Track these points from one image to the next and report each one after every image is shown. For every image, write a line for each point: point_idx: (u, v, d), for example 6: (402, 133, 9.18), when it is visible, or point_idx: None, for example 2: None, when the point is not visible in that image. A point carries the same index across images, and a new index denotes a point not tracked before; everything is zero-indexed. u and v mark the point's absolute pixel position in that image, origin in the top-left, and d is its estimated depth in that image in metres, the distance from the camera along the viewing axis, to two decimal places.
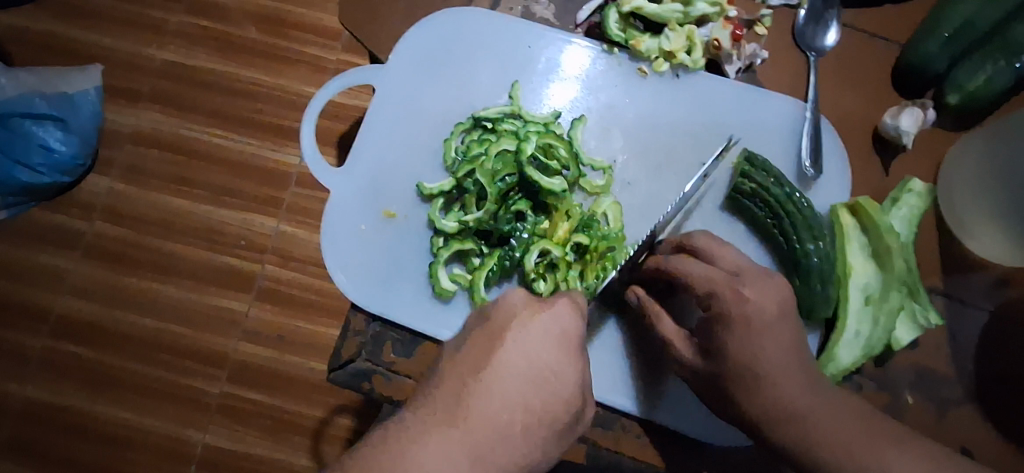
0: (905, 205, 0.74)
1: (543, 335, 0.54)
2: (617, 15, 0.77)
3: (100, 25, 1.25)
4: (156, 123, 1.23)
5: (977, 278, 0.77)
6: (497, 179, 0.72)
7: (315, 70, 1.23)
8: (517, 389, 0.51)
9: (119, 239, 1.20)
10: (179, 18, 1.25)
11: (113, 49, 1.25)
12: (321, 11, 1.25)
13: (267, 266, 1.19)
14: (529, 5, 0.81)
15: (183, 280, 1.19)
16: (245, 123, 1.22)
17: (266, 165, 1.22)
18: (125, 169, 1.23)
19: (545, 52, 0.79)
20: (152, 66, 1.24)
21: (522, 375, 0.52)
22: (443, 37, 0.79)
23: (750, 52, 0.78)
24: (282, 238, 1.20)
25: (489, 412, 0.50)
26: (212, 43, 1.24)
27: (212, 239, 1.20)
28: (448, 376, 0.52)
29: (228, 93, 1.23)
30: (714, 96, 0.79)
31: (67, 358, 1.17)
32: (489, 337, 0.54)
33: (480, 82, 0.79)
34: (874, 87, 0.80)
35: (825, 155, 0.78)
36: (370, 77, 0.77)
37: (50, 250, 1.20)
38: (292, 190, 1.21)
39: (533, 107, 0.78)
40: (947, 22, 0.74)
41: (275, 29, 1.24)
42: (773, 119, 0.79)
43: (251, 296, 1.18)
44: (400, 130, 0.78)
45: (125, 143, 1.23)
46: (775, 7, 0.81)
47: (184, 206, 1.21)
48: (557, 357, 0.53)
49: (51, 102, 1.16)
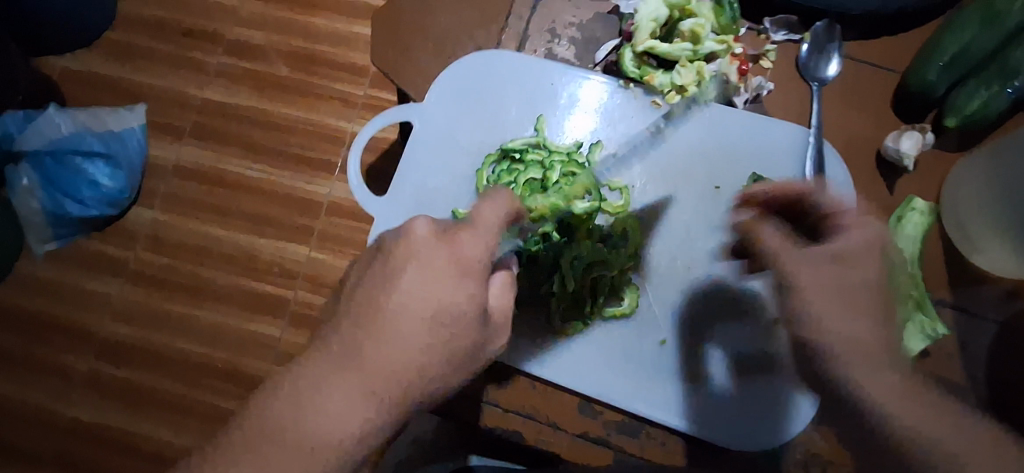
0: (910, 223, 0.78)
1: (426, 268, 0.53)
2: (633, 55, 0.84)
3: (146, 69, 1.37)
4: (193, 157, 1.34)
5: (986, 289, 0.80)
6: None
7: (345, 104, 1.33)
8: (407, 318, 0.52)
9: (162, 267, 1.30)
10: (219, 59, 1.37)
11: (157, 90, 1.36)
12: (350, 50, 1.35)
13: (300, 292, 1.27)
14: (552, 46, 0.88)
15: (221, 305, 1.28)
16: (276, 155, 1.32)
17: (297, 195, 1.30)
18: (166, 201, 1.32)
19: (566, 88, 0.85)
20: (194, 105, 1.35)
21: (410, 305, 0.52)
22: (472, 76, 0.86)
23: (756, 84, 0.85)
24: (314, 265, 1.28)
25: (381, 346, 0.51)
26: (248, 83, 1.35)
27: (248, 267, 1.29)
28: (343, 321, 0.53)
29: (262, 127, 1.34)
30: (724, 124, 0.84)
31: (110, 379, 1.25)
32: (381, 277, 0.53)
33: (507, 116, 0.86)
34: (875, 111, 0.86)
35: (830, 176, 0.82)
36: (406, 114, 0.84)
37: (97, 279, 1.29)
38: (324, 219, 1.29)
39: (557, 139, 0.85)
40: (945, 51, 0.80)
41: (307, 68, 1.35)
42: (781, 145, 0.84)
43: (283, 320, 1.26)
44: (435, 161, 0.85)
45: (168, 177, 1.33)
46: (779, 41, 0.88)
47: (222, 236, 1.30)
48: (442, 288, 0.52)
49: (100, 139, 1.27)
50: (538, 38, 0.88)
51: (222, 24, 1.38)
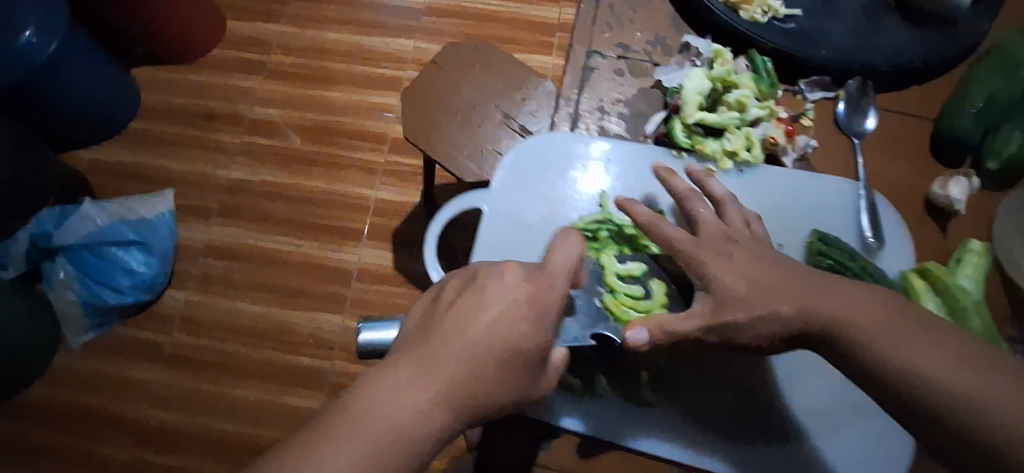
0: (969, 264, 0.80)
1: (521, 285, 0.43)
2: (682, 126, 0.89)
3: (169, 154, 1.33)
4: (225, 236, 1.26)
5: None
6: None
7: (359, 167, 1.32)
8: (479, 348, 0.41)
9: (208, 350, 1.18)
10: (240, 139, 1.34)
11: (182, 175, 1.31)
12: (369, 118, 1.35)
13: (337, 362, 1.17)
14: (604, 123, 0.94)
15: (250, 378, 1.17)
16: (269, 212, 1.28)
17: (332, 265, 1.24)
18: (198, 281, 1.23)
19: (623, 164, 0.89)
20: (215, 185, 1.30)
21: (487, 334, 0.41)
22: (533, 160, 0.90)
23: (802, 144, 0.90)
24: (348, 333, 1.19)
25: (443, 374, 0.40)
26: (273, 159, 1.32)
27: (283, 340, 1.19)
28: (428, 320, 0.43)
29: (277, 199, 1.29)
30: (778, 185, 0.88)
31: (160, 431, 1.13)
32: (471, 282, 0.44)
33: (570, 195, 0.89)
34: (915, 159, 0.90)
35: (886, 226, 0.86)
36: (475, 201, 0.87)
37: (131, 364, 1.17)
38: (354, 286, 1.23)
39: (619, 212, 0.88)
40: (974, 99, 0.86)
41: (322, 139, 1.34)
42: (834, 200, 0.87)
43: (321, 393, 1.15)
44: (506, 244, 0.86)
45: (199, 256, 1.25)
46: (816, 100, 0.93)
47: (253, 310, 1.21)
48: (524, 312, 0.42)
49: (133, 227, 1.17)
50: (588, 116, 0.94)
51: (245, 106, 1.36)
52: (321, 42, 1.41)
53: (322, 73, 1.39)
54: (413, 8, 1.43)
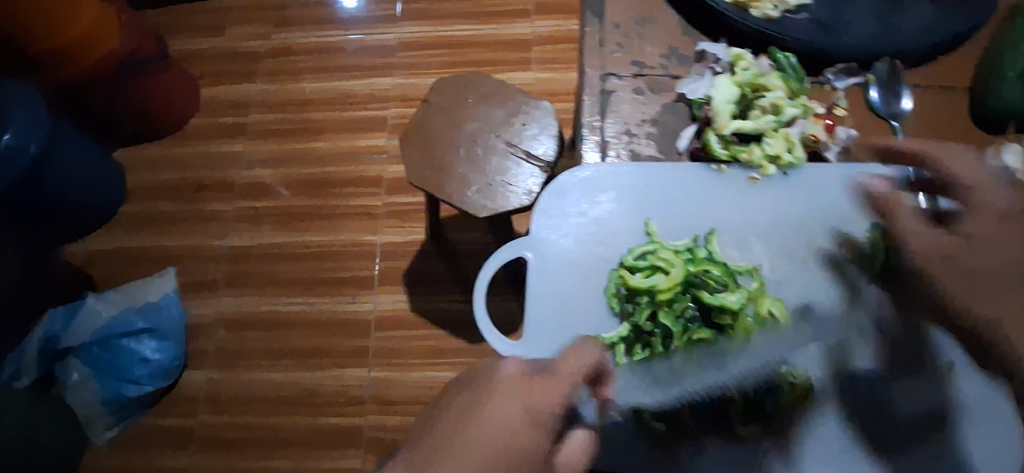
0: None
1: (546, 378, 0.46)
2: (718, 138, 0.86)
3: (162, 230, 1.25)
4: (242, 307, 1.18)
5: None
6: (679, 318, 0.70)
7: (363, 214, 1.23)
8: (505, 422, 0.43)
9: (231, 428, 1.10)
10: (232, 204, 1.26)
11: (180, 251, 1.23)
12: (363, 163, 1.28)
13: (373, 417, 1.10)
14: (634, 146, 0.90)
15: (292, 452, 1.09)
16: (285, 276, 1.20)
17: (345, 317, 1.17)
18: (215, 356, 1.15)
19: (664, 187, 0.85)
20: (219, 254, 1.22)
21: (511, 411, 0.44)
22: (570, 196, 0.85)
23: (844, 136, 0.86)
24: (379, 385, 1.12)
25: (471, 447, 0.42)
26: (270, 218, 1.24)
27: (312, 403, 1.11)
28: (460, 394, 0.47)
29: (296, 260, 1.21)
30: (828, 182, 0.83)
31: None
32: (502, 373, 0.46)
33: (614, 227, 0.84)
34: (958, 131, 0.88)
35: (947, 209, 0.82)
36: (519, 250, 0.83)
37: (164, 456, 1.09)
38: (375, 336, 1.15)
39: (669, 237, 0.83)
40: (1010, 66, 0.85)
41: (316, 191, 1.26)
42: (889, 189, 0.83)
43: (362, 450, 1.08)
44: (558, 290, 0.81)
45: (215, 332, 1.17)
46: (846, 87, 0.90)
47: (276, 380, 1.13)
48: (544, 405, 0.45)
49: (143, 315, 1.09)
50: (617, 142, 0.90)
51: (233, 171, 1.29)
52: (301, 93, 1.33)
53: (306, 125, 1.32)
54: (389, 44, 1.36)
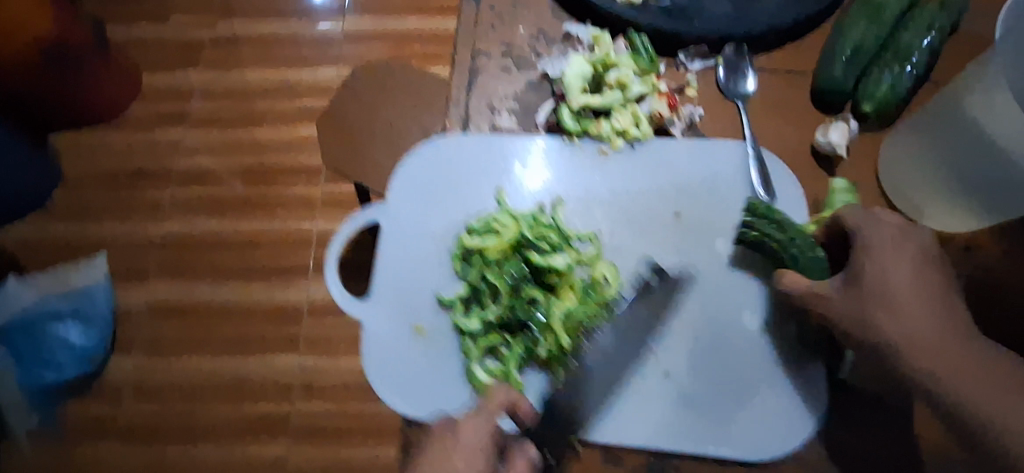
0: (841, 206, 0.82)
1: (485, 422, 0.68)
2: (569, 112, 0.90)
3: (100, 219, 1.31)
4: (171, 295, 1.27)
5: (942, 249, 0.84)
6: (505, 276, 0.80)
7: (302, 203, 1.31)
8: (443, 450, 0.66)
9: (155, 414, 1.20)
10: (171, 193, 1.33)
11: (116, 239, 1.30)
12: (301, 152, 1.35)
13: (300, 402, 1.19)
14: (495, 120, 0.93)
15: (218, 438, 1.18)
16: (227, 263, 1.28)
17: (278, 306, 1.25)
18: (147, 346, 1.24)
19: (518, 156, 0.89)
20: (155, 244, 1.30)
21: (449, 444, 0.67)
22: (427, 164, 0.89)
23: (688, 112, 0.92)
24: (309, 371, 1.21)
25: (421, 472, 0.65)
26: (206, 208, 1.32)
27: (241, 391, 1.21)
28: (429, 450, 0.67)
29: (230, 250, 1.29)
30: (670, 156, 0.89)
31: None
32: (453, 429, 0.67)
33: (467, 195, 0.88)
34: (799, 112, 0.92)
35: (778, 182, 0.87)
36: (372, 215, 0.86)
37: (91, 443, 1.19)
38: (306, 324, 1.24)
39: (519, 205, 0.87)
40: (843, 48, 0.89)
41: (260, 181, 1.33)
42: (726, 163, 0.88)
43: (289, 436, 1.18)
44: (408, 253, 0.85)
45: (143, 322, 1.25)
46: (699, 70, 0.95)
47: (210, 364, 1.22)
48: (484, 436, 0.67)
49: (66, 299, 1.18)
50: (479, 116, 0.94)
51: (171, 160, 1.35)
52: (245, 83, 1.38)
53: (248, 116, 1.37)
54: (333, 36, 1.41)
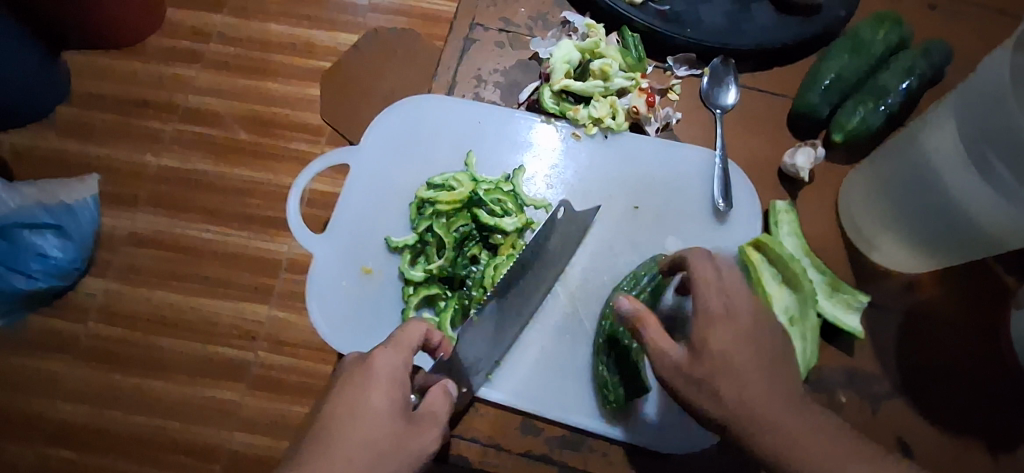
0: (784, 225, 0.86)
1: (385, 375, 0.59)
2: (550, 93, 0.92)
3: (98, 140, 1.34)
4: (152, 224, 1.29)
5: (887, 282, 0.86)
6: (453, 229, 0.81)
7: (298, 160, 1.32)
8: (353, 391, 0.58)
9: (115, 338, 1.22)
10: (173, 126, 1.35)
11: (109, 161, 1.32)
12: (307, 110, 1.35)
13: (261, 353, 1.21)
14: (479, 91, 0.96)
15: (175, 375, 1.20)
16: (213, 206, 1.29)
17: (254, 254, 1.27)
18: (120, 270, 1.26)
19: (493, 126, 0.92)
20: (148, 173, 1.32)
21: (358, 383, 0.59)
22: (406, 120, 0.92)
23: (664, 114, 0.94)
24: (277, 324, 1.22)
25: (333, 416, 0.57)
26: (205, 148, 1.33)
27: (209, 333, 1.21)
28: (322, 415, 0.58)
29: (219, 191, 1.30)
30: (638, 151, 0.91)
31: (77, 426, 1.17)
32: (352, 381, 0.59)
33: (438, 155, 0.91)
34: (773, 133, 0.95)
35: (737, 192, 0.89)
36: (343, 157, 0.89)
37: (47, 357, 1.21)
38: (282, 276, 1.25)
39: (486, 172, 0.90)
40: (823, 75, 0.91)
41: (261, 129, 1.35)
42: (692, 167, 0.91)
43: (244, 385, 1.19)
44: (370, 198, 0.87)
45: (122, 245, 1.27)
46: (684, 76, 0.97)
47: (179, 300, 1.23)
48: (385, 399, 0.58)
49: (50, 211, 1.23)
50: (465, 84, 0.96)
51: (180, 96, 1.37)
52: (264, 35, 1.40)
53: (259, 65, 1.39)
54: (358, 5, 1.42)
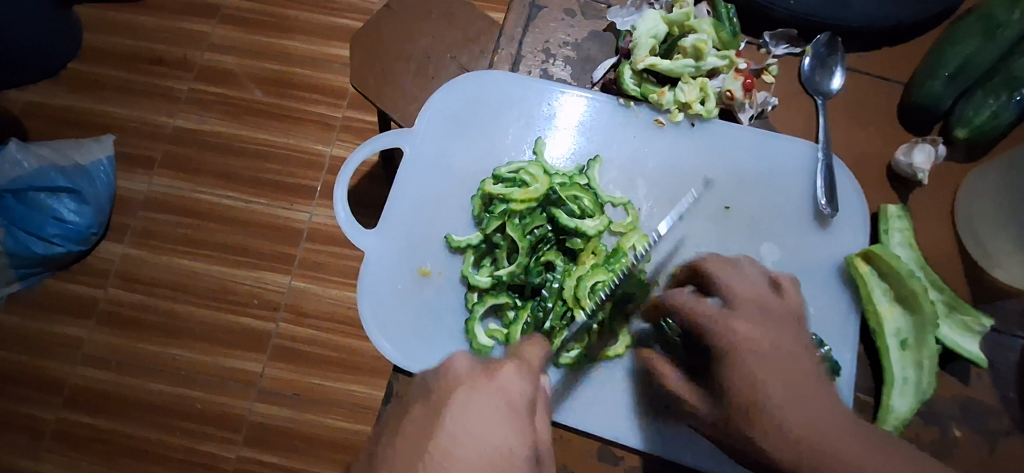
0: (896, 232, 0.75)
1: (499, 398, 0.48)
2: (631, 73, 0.80)
3: (111, 97, 1.24)
4: (168, 188, 1.20)
5: (1009, 304, 0.76)
6: (527, 232, 0.71)
7: (318, 122, 1.22)
8: (478, 421, 0.47)
9: (133, 305, 1.15)
10: (188, 85, 1.24)
11: (123, 119, 1.23)
12: (329, 71, 1.24)
13: (282, 324, 1.13)
14: (548, 66, 0.84)
15: (195, 343, 1.13)
16: (230, 170, 1.20)
17: (275, 223, 1.18)
18: (137, 234, 1.18)
19: (564, 109, 0.80)
20: (163, 133, 1.22)
21: (483, 411, 0.47)
22: (466, 100, 0.81)
23: (761, 100, 0.82)
24: (296, 294, 1.14)
25: (456, 454, 0.45)
26: (221, 108, 1.23)
27: (226, 301, 1.15)
28: (413, 434, 0.47)
29: (239, 155, 1.21)
30: (731, 143, 0.80)
31: (95, 390, 1.11)
32: (456, 396, 0.49)
33: (503, 141, 0.80)
34: (883, 123, 0.83)
35: (841, 193, 0.78)
36: (395, 141, 0.78)
37: (62, 321, 1.14)
38: (303, 247, 1.16)
39: (557, 162, 0.79)
40: (948, 62, 0.77)
41: (279, 90, 1.24)
42: (790, 163, 0.80)
43: (265, 356, 1.12)
44: (427, 189, 0.77)
45: (137, 210, 1.19)
46: (780, 55, 0.84)
47: (198, 269, 1.16)
48: (504, 427, 0.47)
49: (66, 174, 1.13)
50: (531, 59, 0.84)
51: (195, 51, 1.26)
52: None
53: (279, 21, 1.27)
54: None
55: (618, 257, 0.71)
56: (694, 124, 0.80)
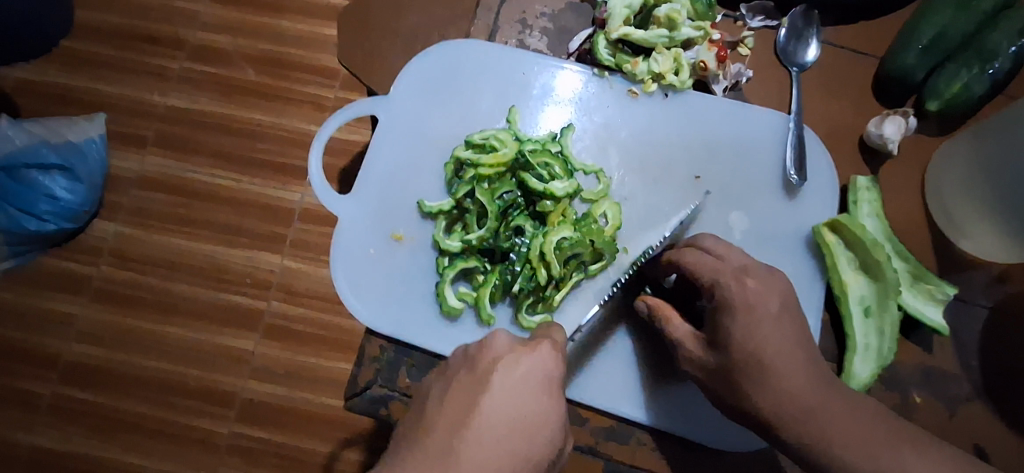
0: (864, 203, 0.76)
1: (530, 381, 0.49)
2: (606, 42, 0.80)
3: (99, 74, 1.20)
4: (159, 167, 1.17)
5: (974, 275, 0.77)
6: (497, 197, 0.73)
7: (308, 102, 1.18)
8: (513, 395, 0.48)
9: (126, 282, 1.13)
10: (180, 64, 1.21)
11: (113, 98, 1.20)
12: (319, 51, 1.20)
13: (275, 302, 1.11)
14: (524, 37, 0.84)
15: (186, 321, 1.12)
16: (218, 147, 1.17)
17: (264, 201, 1.15)
18: (129, 213, 1.16)
19: (539, 78, 0.81)
20: (154, 112, 1.19)
21: (519, 385, 0.49)
22: (442, 68, 0.81)
23: (735, 71, 0.82)
24: (289, 274, 1.12)
25: (484, 429, 0.46)
26: (212, 87, 1.20)
27: (218, 278, 1.13)
28: (448, 408, 0.48)
29: (229, 134, 1.18)
30: (704, 113, 0.81)
31: (87, 366, 1.10)
32: (487, 377, 0.49)
33: (477, 108, 0.81)
34: (859, 97, 0.83)
35: (811, 163, 0.79)
36: (370, 107, 0.79)
37: (52, 296, 1.13)
38: (295, 227, 1.14)
39: (531, 130, 0.80)
40: (921, 34, 0.77)
41: (270, 68, 1.20)
42: (762, 133, 0.80)
43: (258, 334, 1.10)
44: (402, 156, 0.78)
45: (131, 189, 1.17)
46: (757, 27, 0.84)
47: (190, 247, 1.14)
48: (540, 409, 0.48)
49: (57, 151, 1.12)
50: (509, 29, 0.85)
51: (185, 29, 1.22)
52: None
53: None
54: None
55: (587, 222, 0.73)
56: (669, 93, 0.81)
